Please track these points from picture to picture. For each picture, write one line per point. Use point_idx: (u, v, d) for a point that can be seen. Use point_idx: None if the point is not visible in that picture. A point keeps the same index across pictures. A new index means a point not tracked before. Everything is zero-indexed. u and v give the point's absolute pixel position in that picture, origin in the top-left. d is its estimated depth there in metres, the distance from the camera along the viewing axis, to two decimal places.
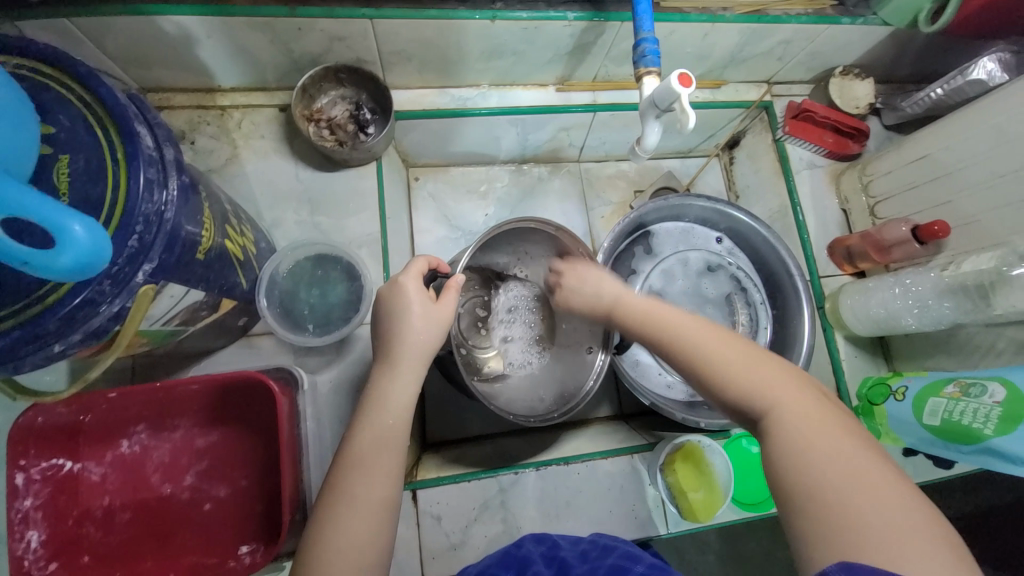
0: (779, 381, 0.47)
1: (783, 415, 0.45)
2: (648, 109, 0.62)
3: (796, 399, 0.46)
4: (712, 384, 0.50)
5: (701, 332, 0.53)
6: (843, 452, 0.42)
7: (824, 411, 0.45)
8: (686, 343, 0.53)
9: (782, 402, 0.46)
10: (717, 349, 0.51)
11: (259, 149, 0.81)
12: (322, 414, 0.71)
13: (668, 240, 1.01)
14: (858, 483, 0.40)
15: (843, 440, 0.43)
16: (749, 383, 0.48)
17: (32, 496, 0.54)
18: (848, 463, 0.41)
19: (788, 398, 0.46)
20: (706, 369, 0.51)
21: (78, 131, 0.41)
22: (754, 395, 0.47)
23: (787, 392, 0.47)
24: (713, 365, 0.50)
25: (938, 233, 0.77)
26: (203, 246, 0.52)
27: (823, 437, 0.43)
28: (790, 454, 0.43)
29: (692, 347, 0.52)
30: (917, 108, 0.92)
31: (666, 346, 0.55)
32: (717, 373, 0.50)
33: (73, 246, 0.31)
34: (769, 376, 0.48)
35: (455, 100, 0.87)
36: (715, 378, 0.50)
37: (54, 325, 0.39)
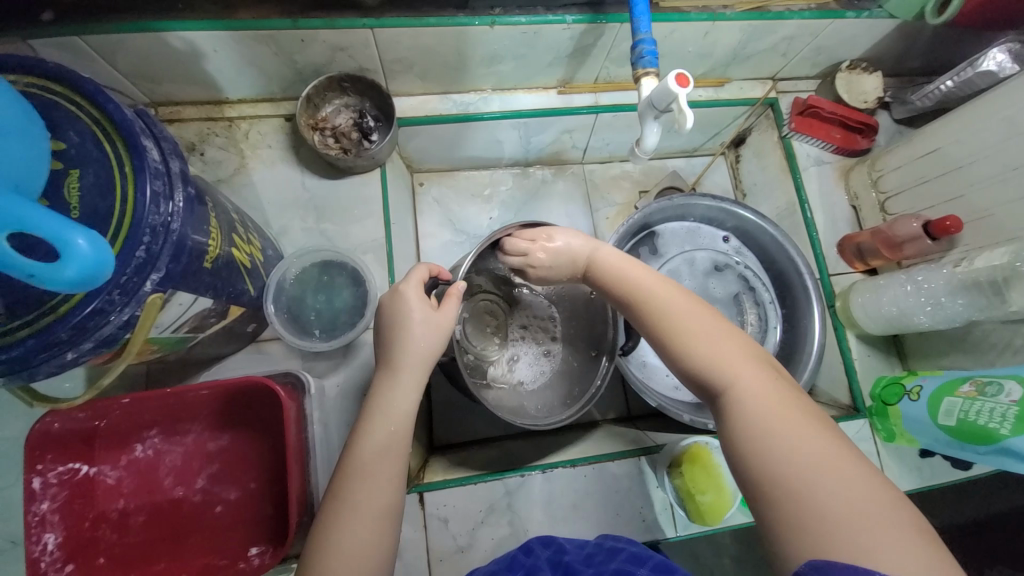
0: (742, 357, 0.49)
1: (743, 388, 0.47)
2: (647, 110, 0.61)
3: (756, 374, 0.48)
4: (679, 354, 0.52)
5: (675, 306, 0.55)
6: (798, 427, 0.43)
7: (783, 388, 0.47)
8: (660, 316, 0.55)
9: (742, 376, 0.48)
10: (688, 323, 0.53)
11: (266, 159, 0.83)
12: (330, 418, 0.72)
13: (673, 240, 1.00)
14: (806, 455, 0.42)
15: (796, 415, 0.44)
16: (715, 357, 0.50)
17: (49, 499, 0.56)
18: (801, 437, 0.43)
19: (748, 374, 0.48)
20: (676, 341, 0.53)
21: (86, 146, 0.43)
22: (717, 368, 0.49)
23: (749, 367, 0.49)
24: (683, 336, 0.52)
25: (951, 228, 0.76)
26: (210, 255, 0.53)
27: (783, 415, 0.45)
28: (744, 425, 0.45)
29: (666, 319, 0.54)
30: (927, 101, 0.90)
31: (642, 317, 0.57)
32: (684, 344, 0.52)
33: (77, 258, 0.33)
34: (734, 352, 0.50)
35: (457, 105, 0.88)
36: (681, 348, 0.52)
37: (65, 334, 0.40)
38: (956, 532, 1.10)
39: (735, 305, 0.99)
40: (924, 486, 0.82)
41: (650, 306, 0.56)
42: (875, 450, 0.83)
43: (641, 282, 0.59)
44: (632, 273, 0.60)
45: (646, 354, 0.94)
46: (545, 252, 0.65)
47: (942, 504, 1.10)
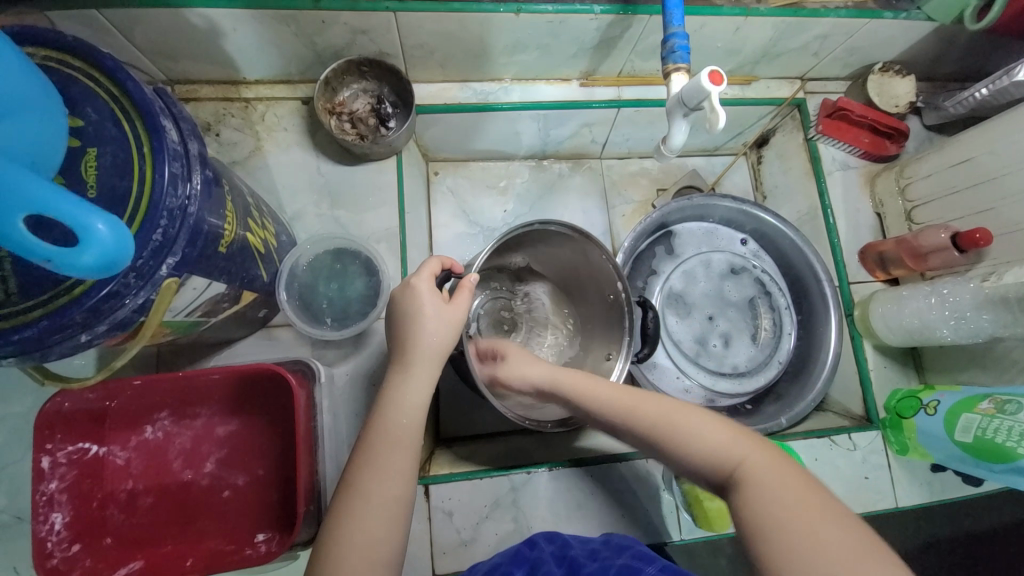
0: (738, 439, 0.51)
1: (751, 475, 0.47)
2: (676, 107, 0.59)
3: (758, 454, 0.49)
4: (679, 453, 0.52)
5: (657, 406, 0.56)
6: (808, 505, 0.44)
7: (783, 463, 0.48)
8: (648, 417, 0.55)
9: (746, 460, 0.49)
10: (676, 417, 0.54)
11: (282, 142, 0.82)
12: (338, 407, 0.72)
13: (691, 240, 0.98)
14: (826, 534, 0.42)
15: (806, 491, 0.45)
16: (715, 447, 0.50)
17: (57, 479, 0.56)
18: (813, 515, 0.43)
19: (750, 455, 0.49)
20: (671, 442, 0.53)
21: (105, 124, 0.42)
22: (720, 457, 0.50)
23: (747, 451, 0.49)
24: (677, 434, 0.53)
25: (980, 241, 0.74)
26: (226, 239, 0.52)
27: (786, 488, 0.45)
28: (762, 516, 0.44)
29: (653, 424, 0.55)
30: (960, 108, 0.87)
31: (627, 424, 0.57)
32: (682, 440, 0.52)
33: (97, 244, 0.32)
34: (729, 438, 0.51)
35: (477, 94, 0.86)
36: (680, 446, 0.52)
37: (80, 316, 0.40)
38: (962, 546, 1.08)
39: (750, 309, 0.97)
40: (935, 500, 0.80)
41: (633, 412, 0.57)
42: (888, 465, 0.80)
43: (618, 392, 0.59)
44: (602, 389, 0.60)
45: (657, 355, 0.94)
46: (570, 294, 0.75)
47: (950, 517, 1.09)
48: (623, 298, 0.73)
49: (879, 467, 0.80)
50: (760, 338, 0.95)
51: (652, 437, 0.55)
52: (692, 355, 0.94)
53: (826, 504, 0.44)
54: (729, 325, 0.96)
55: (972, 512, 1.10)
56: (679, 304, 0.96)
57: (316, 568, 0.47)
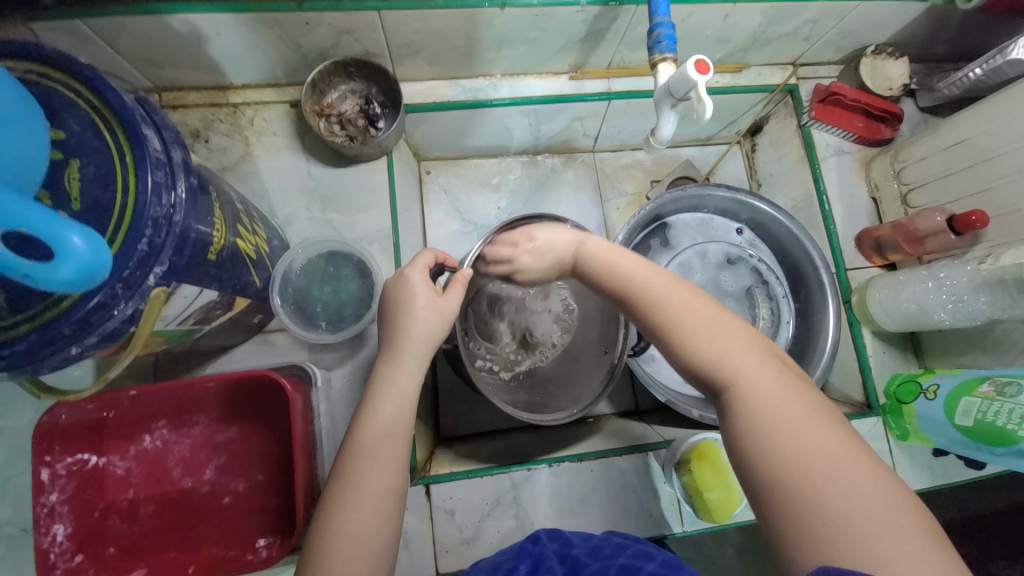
0: (751, 354, 0.48)
1: (753, 385, 0.46)
2: (664, 98, 0.59)
3: (766, 371, 0.47)
4: (685, 349, 0.50)
5: (680, 297, 0.53)
6: (812, 429, 0.42)
7: (791, 385, 0.46)
8: (667, 306, 0.53)
9: (749, 372, 0.47)
10: (695, 315, 0.51)
11: (271, 146, 0.81)
12: (336, 410, 0.72)
13: (685, 232, 0.98)
14: (819, 455, 0.41)
15: (809, 415, 0.43)
16: (726, 354, 0.48)
17: (58, 490, 0.56)
18: (815, 438, 0.42)
19: (758, 370, 0.47)
20: (682, 335, 0.50)
21: (87, 135, 0.41)
22: (724, 364, 0.48)
23: (759, 363, 0.47)
24: (692, 331, 0.50)
25: (976, 224, 0.73)
26: (215, 246, 0.52)
27: (791, 411, 0.44)
28: (754, 423, 0.44)
29: (670, 310, 0.52)
30: (954, 90, 0.87)
31: (642, 308, 0.54)
32: (692, 337, 0.50)
33: (73, 258, 0.32)
34: (743, 348, 0.48)
35: (466, 91, 0.85)
36: (687, 342, 0.50)
37: (70, 328, 0.40)
38: (965, 527, 1.09)
39: (748, 299, 0.97)
40: (937, 484, 0.80)
41: (652, 300, 0.53)
42: (888, 450, 0.80)
43: (643, 273, 0.56)
44: (630, 268, 0.57)
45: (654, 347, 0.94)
46: (529, 254, 0.63)
47: (952, 500, 1.09)
48: None
49: (878, 451, 0.80)
50: (758, 327, 0.95)
51: (662, 325, 0.52)
52: None
53: (828, 429, 0.42)
54: None
55: (976, 495, 1.10)
56: None
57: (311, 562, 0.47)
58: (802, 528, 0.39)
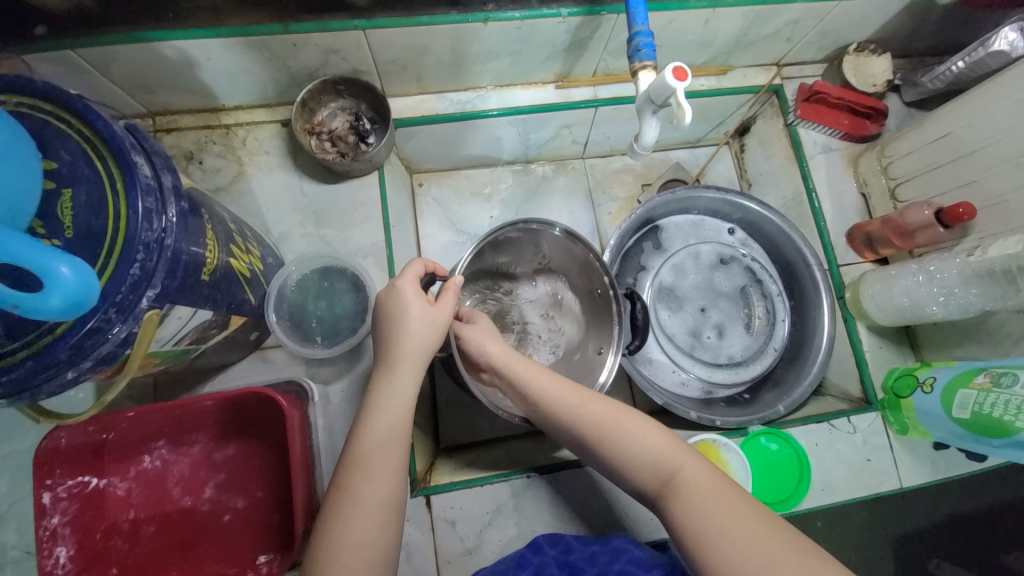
0: (679, 448, 0.53)
1: (688, 483, 0.51)
2: (644, 105, 0.60)
3: (697, 464, 0.52)
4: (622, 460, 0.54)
5: (606, 409, 0.56)
6: (741, 518, 0.47)
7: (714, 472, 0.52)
8: (598, 421, 0.56)
9: (685, 467, 0.52)
10: (622, 424, 0.55)
11: (264, 165, 0.83)
12: (334, 423, 0.72)
13: (678, 233, 0.98)
14: (752, 542, 0.46)
15: (738, 503, 0.49)
16: (657, 454, 0.53)
17: (59, 513, 0.57)
18: (745, 527, 0.47)
19: (690, 467, 0.52)
20: (614, 443, 0.54)
21: (78, 164, 0.42)
22: (660, 464, 0.52)
23: (688, 458, 0.52)
24: (624, 440, 0.54)
25: (963, 216, 0.74)
26: (208, 267, 0.53)
27: (721, 505, 0.48)
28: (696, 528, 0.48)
29: (600, 423, 0.56)
30: (937, 83, 0.87)
31: (574, 424, 0.57)
32: (625, 441, 0.54)
33: (61, 287, 0.32)
34: (671, 445, 0.53)
35: (454, 104, 0.87)
36: (621, 451, 0.54)
37: (65, 354, 0.40)
38: (972, 520, 1.08)
39: (742, 298, 0.97)
40: (939, 478, 0.80)
41: (583, 416, 0.57)
42: (889, 446, 0.80)
43: (567, 391, 0.59)
44: (555, 390, 0.59)
45: (651, 349, 0.94)
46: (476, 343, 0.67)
47: (958, 493, 1.08)
48: (608, 287, 0.74)
49: (879, 447, 0.80)
50: (754, 326, 0.96)
51: (595, 441, 0.56)
52: (687, 348, 0.94)
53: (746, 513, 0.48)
54: (722, 316, 0.96)
55: (982, 485, 1.09)
56: (670, 298, 0.96)
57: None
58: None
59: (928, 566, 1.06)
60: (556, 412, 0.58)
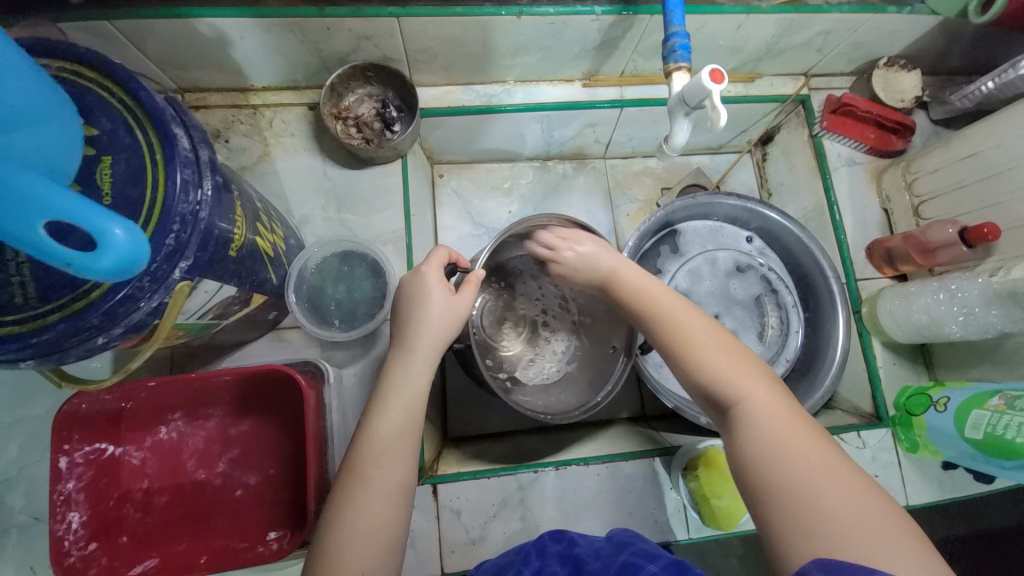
0: (752, 376, 0.50)
1: (750, 408, 0.48)
2: (677, 106, 0.60)
3: (766, 394, 0.49)
4: (688, 368, 0.54)
5: (689, 321, 0.56)
6: (801, 442, 0.45)
7: (785, 404, 0.49)
8: (679, 333, 0.55)
9: (753, 394, 0.49)
10: (701, 336, 0.55)
11: (289, 147, 0.83)
12: (347, 407, 0.73)
13: (695, 239, 0.98)
14: (808, 469, 0.43)
15: (807, 435, 0.46)
16: (724, 374, 0.51)
17: (74, 479, 0.58)
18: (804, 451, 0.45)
19: (759, 392, 0.49)
20: (689, 356, 0.54)
21: (118, 133, 0.43)
22: (724, 384, 0.51)
23: (761, 388, 0.50)
24: (696, 355, 0.53)
25: (988, 236, 0.73)
26: (236, 243, 0.54)
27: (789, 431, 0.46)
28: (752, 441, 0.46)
29: (681, 331, 0.55)
30: (967, 102, 0.87)
31: (658, 331, 0.57)
32: (698, 355, 0.53)
33: (114, 248, 0.33)
34: (745, 371, 0.51)
35: (481, 97, 0.87)
36: (695, 362, 0.53)
37: (97, 319, 0.41)
38: (974, 543, 1.07)
39: (757, 307, 0.97)
40: (945, 498, 0.79)
41: (668, 328, 0.56)
42: (897, 462, 0.80)
43: (659, 299, 0.59)
44: (652, 290, 0.61)
45: None
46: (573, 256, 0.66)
47: (961, 515, 1.07)
48: None
49: (886, 464, 0.79)
50: (767, 336, 0.95)
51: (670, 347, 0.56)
52: None
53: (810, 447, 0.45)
54: (735, 323, 0.96)
55: (985, 509, 1.09)
56: None
57: (321, 554, 0.48)
58: (792, 526, 0.41)
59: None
60: (642, 309, 0.60)
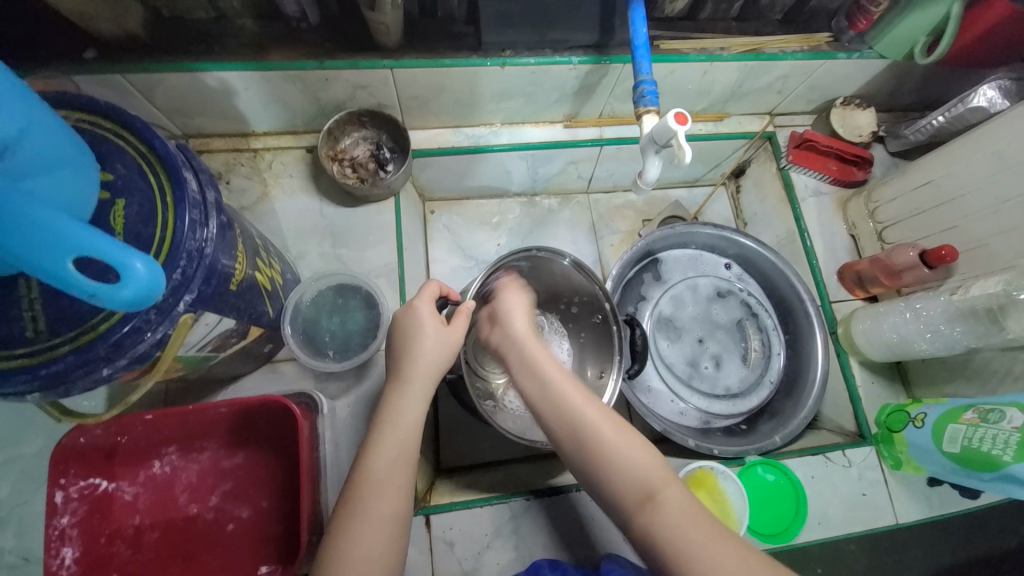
0: (667, 474, 0.54)
1: (668, 501, 0.52)
2: (648, 145, 0.65)
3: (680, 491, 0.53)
4: (606, 466, 0.55)
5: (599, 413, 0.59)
6: (718, 543, 0.49)
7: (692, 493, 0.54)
8: (593, 437, 0.57)
9: (670, 492, 0.53)
10: (610, 430, 0.57)
11: (287, 188, 0.88)
12: (340, 438, 0.74)
13: (677, 266, 1.03)
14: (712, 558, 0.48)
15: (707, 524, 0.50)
16: (642, 470, 0.54)
17: (69, 513, 0.58)
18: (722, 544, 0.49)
19: (673, 485, 0.54)
20: (606, 458, 0.56)
21: (133, 177, 0.46)
22: (646, 484, 0.53)
23: (671, 482, 0.54)
24: (612, 451, 0.56)
25: (947, 257, 0.78)
26: (236, 278, 0.56)
27: (695, 519, 0.51)
28: (672, 540, 0.50)
29: (592, 435, 0.57)
30: (919, 135, 0.94)
31: (574, 432, 0.58)
32: (616, 458, 0.55)
33: (134, 280, 0.36)
34: (658, 467, 0.55)
35: (469, 138, 0.93)
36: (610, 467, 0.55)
37: (104, 351, 0.43)
38: (972, 568, 1.07)
39: (739, 331, 1.00)
40: (934, 516, 0.80)
41: (583, 427, 0.58)
42: (883, 480, 0.81)
43: (575, 395, 0.60)
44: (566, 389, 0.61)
45: (650, 377, 0.97)
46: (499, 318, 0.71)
47: (955, 537, 1.07)
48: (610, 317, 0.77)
49: (873, 482, 0.81)
50: (750, 358, 0.98)
51: (586, 444, 0.57)
52: (685, 377, 0.96)
53: (719, 535, 0.50)
54: (718, 347, 0.99)
55: (980, 532, 1.09)
56: (669, 328, 0.99)
57: None
58: None
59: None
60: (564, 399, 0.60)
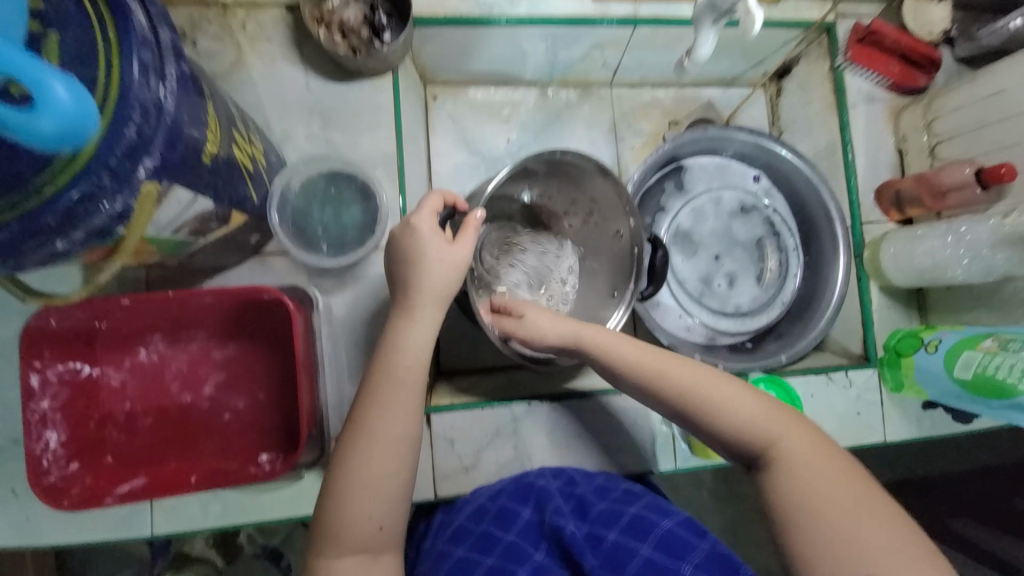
0: (776, 417, 0.52)
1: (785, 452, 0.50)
2: (704, 13, 0.55)
3: (792, 434, 0.51)
4: (709, 420, 0.54)
5: (696, 374, 0.56)
6: (836, 477, 0.48)
7: (813, 437, 0.52)
8: (685, 393, 0.55)
9: (787, 438, 0.51)
10: (712, 389, 0.54)
11: (266, 54, 0.75)
12: (337, 336, 0.70)
13: (701, 176, 0.94)
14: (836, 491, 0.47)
15: (827, 459, 0.50)
16: (749, 419, 0.52)
17: (49, 397, 0.55)
18: (844, 479, 0.48)
19: (788, 430, 0.52)
20: (706, 409, 0.54)
21: (65, 4, 0.37)
22: (756, 430, 0.52)
23: (784, 428, 0.52)
24: (714, 404, 0.54)
25: (1004, 177, 0.71)
26: (209, 151, 0.48)
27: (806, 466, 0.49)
28: (789, 481, 0.49)
29: (685, 388, 0.55)
30: (994, 39, 0.82)
31: (663, 397, 0.56)
32: (716, 408, 0.53)
33: (56, 109, 0.31)
34: (765, 413, 0.53)
35: (478, 6, 0.78)
36: (712, 415, 0.53)
37: (54, 221, 0.37)
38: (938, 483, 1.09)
39: (757, 250, 0.95)
40: (921, 437, 0.82)
41: (674, 390, 0.55)
42: (881, 401, 0.81)
43: (653, 359, 0.57)
44: (646, 356, 0.58)
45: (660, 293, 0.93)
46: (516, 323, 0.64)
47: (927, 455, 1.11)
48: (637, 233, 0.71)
49: (871, 403, 0.81)
50: (765, 279, 0.94)
51: (681, 402, 0.55)
52: (696, 294, 0.93)
53: (833, 466, 0.49)
54: (734, 264, 0.94)
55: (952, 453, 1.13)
56: (685, 242, 0.94)
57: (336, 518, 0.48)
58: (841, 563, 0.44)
59: (918, 515, 1.06)
60: (646, 364, 0.57)
